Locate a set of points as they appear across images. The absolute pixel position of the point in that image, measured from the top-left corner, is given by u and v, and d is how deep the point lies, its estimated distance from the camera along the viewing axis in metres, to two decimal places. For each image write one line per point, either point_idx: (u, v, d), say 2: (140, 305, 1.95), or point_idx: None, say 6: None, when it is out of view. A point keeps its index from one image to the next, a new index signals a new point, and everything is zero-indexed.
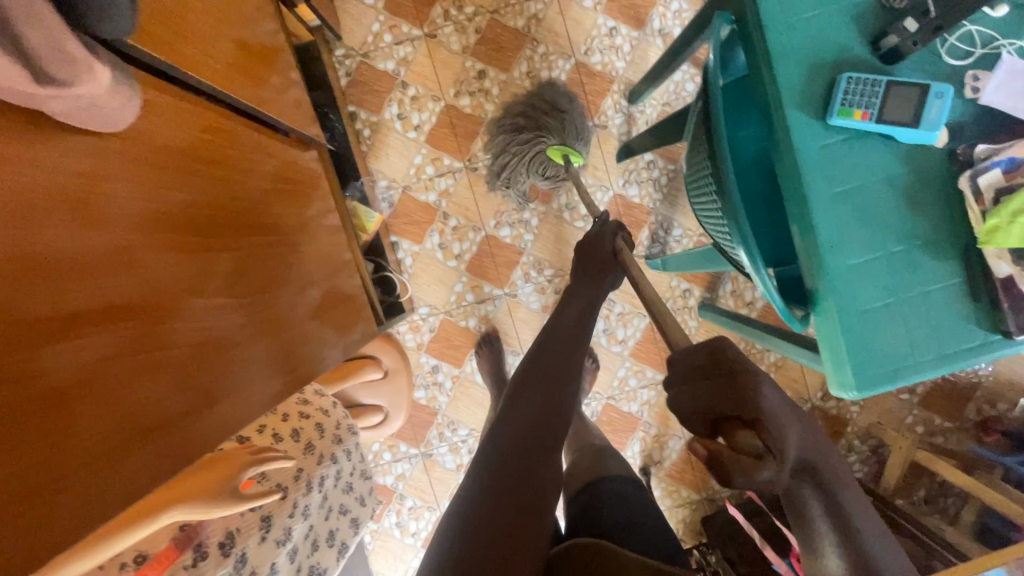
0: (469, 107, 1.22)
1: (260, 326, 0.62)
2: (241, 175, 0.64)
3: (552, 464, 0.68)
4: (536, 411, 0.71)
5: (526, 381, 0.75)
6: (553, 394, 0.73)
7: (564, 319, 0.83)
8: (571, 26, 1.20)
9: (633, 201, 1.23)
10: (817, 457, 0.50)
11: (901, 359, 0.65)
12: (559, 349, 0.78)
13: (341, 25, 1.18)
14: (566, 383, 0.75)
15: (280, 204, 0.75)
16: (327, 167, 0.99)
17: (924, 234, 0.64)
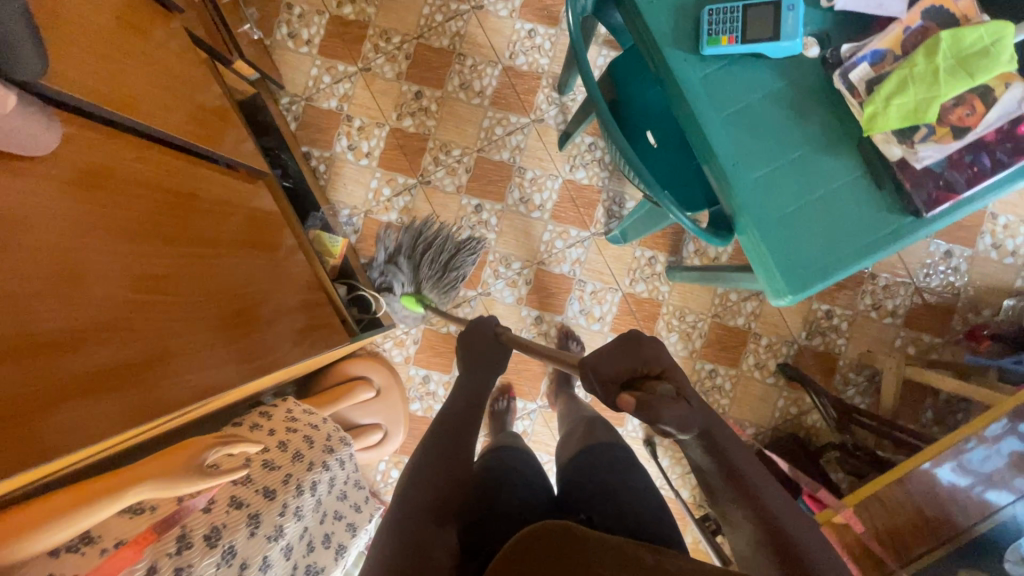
0: (413, 127, 1.29)
1: (230, 359, 0.71)
2: (210, 228, 0.74)
3: (446, 531, 0.66)
4: (435, 474, 0.71)
5: (429, 437, 0.77)
6: (453, 454, 0.74)
7: (463, 383, 0.86)
8: (493, 36, 1.28)
9: (583, 183, 1.29)
10: (714, 428, 0.59)
11: (821, 259, 0.68)
12: (457, 414, 0.81)
13: (282, 76, 1.27)
14: (464, 440, 0.77)
15: (252, 244, 0.84)
16: (282, 203, 1.05)
17: (817, 137, 0.68)
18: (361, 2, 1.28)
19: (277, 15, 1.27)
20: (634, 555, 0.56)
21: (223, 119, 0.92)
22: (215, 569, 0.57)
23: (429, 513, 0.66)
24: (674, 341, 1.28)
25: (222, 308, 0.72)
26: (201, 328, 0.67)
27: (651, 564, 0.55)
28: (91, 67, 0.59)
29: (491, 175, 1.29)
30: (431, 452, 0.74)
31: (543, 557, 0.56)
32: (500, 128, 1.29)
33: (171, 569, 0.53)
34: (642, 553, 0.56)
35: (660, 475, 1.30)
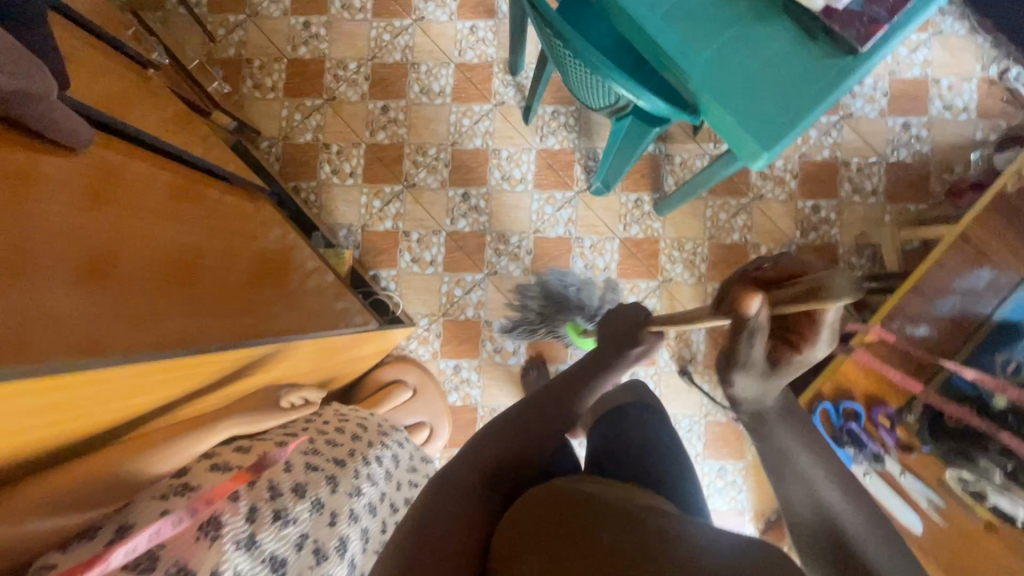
0: (387, 138, 1.37)
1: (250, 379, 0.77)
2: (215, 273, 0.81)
3: (491, 498, 0.62)
4: (510, 445, 0.67)
5: (521, 408, 0.71)
6: (531, 425, 0.69)
7: (591, 360, 0.81)
8: (439, 40, 1.38)
9: (555, 148, 1.36)
10: (767, 413, 0.63)
11: (783, 114, 0.74)
12: (566, 386, 0.76)
13: (257, 123, 1.37)
14: (559, 411, 0.72)
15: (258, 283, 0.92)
16: (297, 246, 1.19)
17: (746, 11, 0.76)
18: (313, 41, 1.39)
19: (241, 71, 1.38)
20: (637, 518, 0.54)
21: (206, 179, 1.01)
22: (309, 515, 0.59)
23: (483, 480, 0.63)
24: (680, 271, 1.33)
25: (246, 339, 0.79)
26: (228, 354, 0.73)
27: (651, 527, 0.52)
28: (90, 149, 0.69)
29: (470, 164, 1.36)
30: (511, 417, 0.70)
31: (539, 513, 0.57)
32: (467, 119, 1.37)
33: (270, 510, 0.55)
34: (645, 517, 0.54)
35: (704, 404, 1.31)
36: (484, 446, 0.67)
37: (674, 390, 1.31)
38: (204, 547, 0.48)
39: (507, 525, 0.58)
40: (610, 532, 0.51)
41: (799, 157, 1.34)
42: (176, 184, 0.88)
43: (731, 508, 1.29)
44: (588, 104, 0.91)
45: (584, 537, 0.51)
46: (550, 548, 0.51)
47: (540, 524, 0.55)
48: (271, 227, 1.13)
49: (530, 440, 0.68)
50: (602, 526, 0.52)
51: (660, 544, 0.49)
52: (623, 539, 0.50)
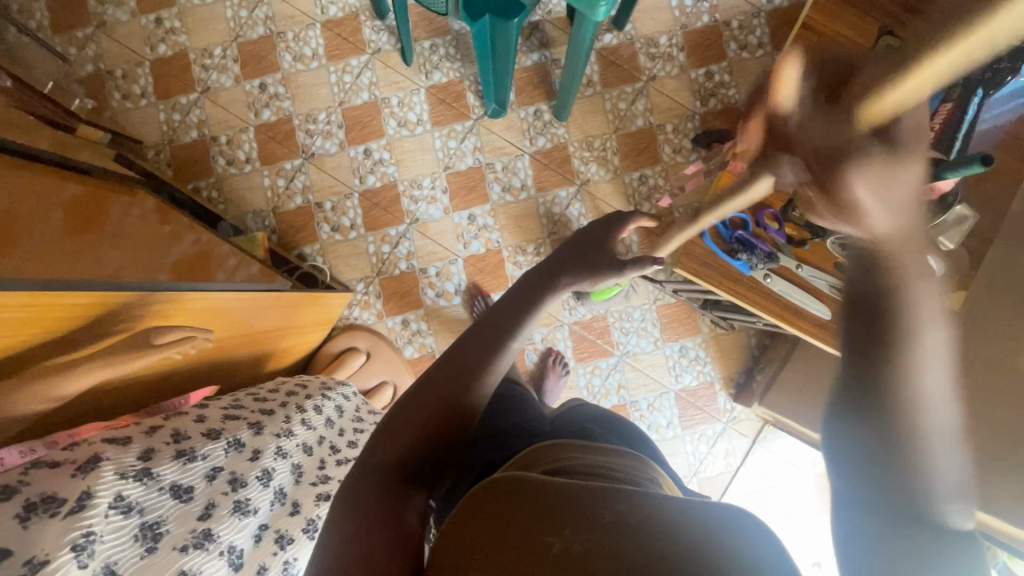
0: (273, 115, 1.34)
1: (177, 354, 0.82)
2: (119, 274, 0.89)
3: (412, 493, 0.52)
4: (426, 436, 0.54)
5: (420, 387, 0.57)
6: (434, 403, 0.55)
7: (512, 298, 0.64)
8: (299, 4, 1.34)
9: (443, 82, 1.34)
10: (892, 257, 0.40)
11: None
12: (501, 326, 0.61)
13: (138, 133, 1.33)
14: (470, 377, 0.57)
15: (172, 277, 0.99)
16: (212, 242, 1.17)
17: None
18: (170, 36, 1.34)
19: (105, 85, 1.33)
20: (592, 507, 0.43)
21: (98, 205, 1.01)
22: (224, 452, 0.66)
23: (385, 488, 0.51)
24: (595, 169, 1.33)
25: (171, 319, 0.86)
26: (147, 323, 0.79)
27: (608, 520, 0.42)
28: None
29: (363, 119, 1.34)
30: (406, 402, 0.56)
31: (495, 510, 0.46)
32: (348, 76, 1.34)
33: (172, 450, 0.62)
34: (598, 506, 0.43)
35: (652, 290, 1.32)
36: (400, 434, 0.54)
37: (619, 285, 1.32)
38: (78, 478, 0.53)
39: (449, 531, 0.47)
40: (564, 534, 0.42)
41: (681, 28, 1.34)
42: (66, 200, 0.95)
43: (701, 383, 1.31)
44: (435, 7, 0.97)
45: (533, 545, 0.42)
46: (502, 554, 0.42)
47: (489, 527, 0.45)
48: (169, 229, 1.12)
49: (435, 420, 0.55)
50: (555, 528, 0.42)
51: (626, 544, 0.40)
52: (579, 543, 0.41)
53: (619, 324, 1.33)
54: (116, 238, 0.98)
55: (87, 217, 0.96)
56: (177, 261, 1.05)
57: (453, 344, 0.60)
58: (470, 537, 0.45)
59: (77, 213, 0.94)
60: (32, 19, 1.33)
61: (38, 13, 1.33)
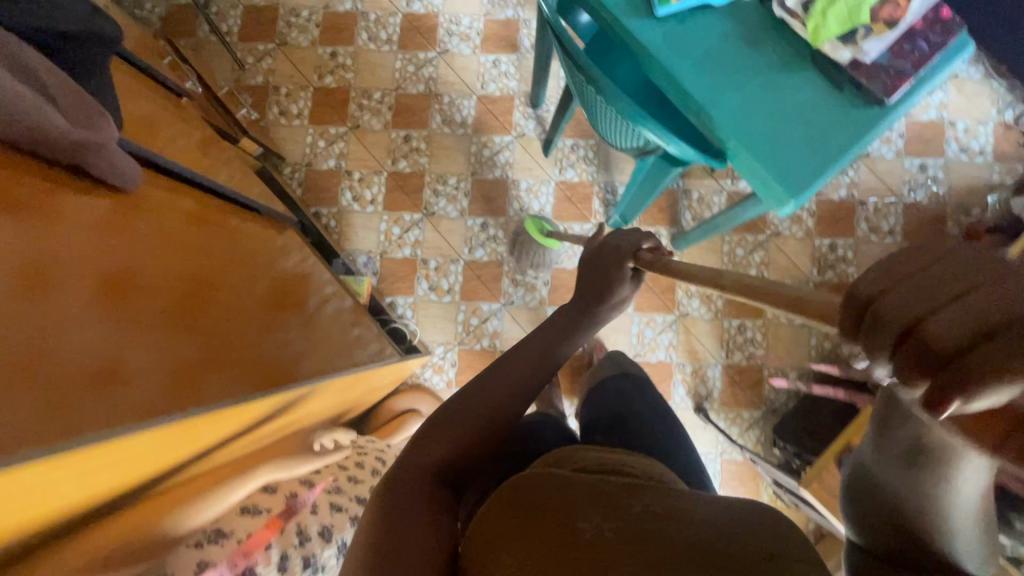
0: (408, 167, 1.39)
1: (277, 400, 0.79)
2: (235, 296, 0.85)
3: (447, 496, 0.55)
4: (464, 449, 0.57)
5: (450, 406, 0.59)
6: (470, 417, 0.57)
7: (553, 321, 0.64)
8: (462, 73, 1.42)
9: (574, 181, 1.38)
10: None
11: (811, 162, 0.75)
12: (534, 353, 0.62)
13: (282, 149, 1.40)
14: (507, 397, 0.59)
15: (278, 299, 0.97)
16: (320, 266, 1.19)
17: (777, 61, 0.77)
18: (339, 70, 1.42)
19: (268, 98, 1.42)
20: (622, 500, 0.46)
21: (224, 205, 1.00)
22: (334, 559, 0.74)
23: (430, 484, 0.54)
24: (697, 306, 1.34)
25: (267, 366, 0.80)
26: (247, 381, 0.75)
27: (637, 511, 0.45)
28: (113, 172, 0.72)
29: (489, 194, 1.38)
30: (448, 410, 0.58)
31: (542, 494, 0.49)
32: (487, 150, 1.39)
33: (301, 558, 0.69)
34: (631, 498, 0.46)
35: (721, 439, 1.30)
36: (442, 436, 0.56)
37: (690, 426, 1.31)
38: None
39: (481, 527, 0.49)
40: (594, 522, 0.44)
41: (816, 195, 1.35)
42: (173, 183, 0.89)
43: None
44: (608, 136, 0.94)
45: (563, 531, 0.43)
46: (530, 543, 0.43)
47: (515, 516, 0.47)
48: (295, 249, 1.15)
49: (475, 432, 0.58)
50: (584, 516, 0.44)
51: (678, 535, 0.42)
52: (610, 533, 0.42)
53: None
54: (235, 244, 0.95)
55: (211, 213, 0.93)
56: (283, 282, 1.02)
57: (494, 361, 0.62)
58: (500, 531, 0.47)
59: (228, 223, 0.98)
60: (225, 22, 1.44)
61: (231, 19, 1.44)
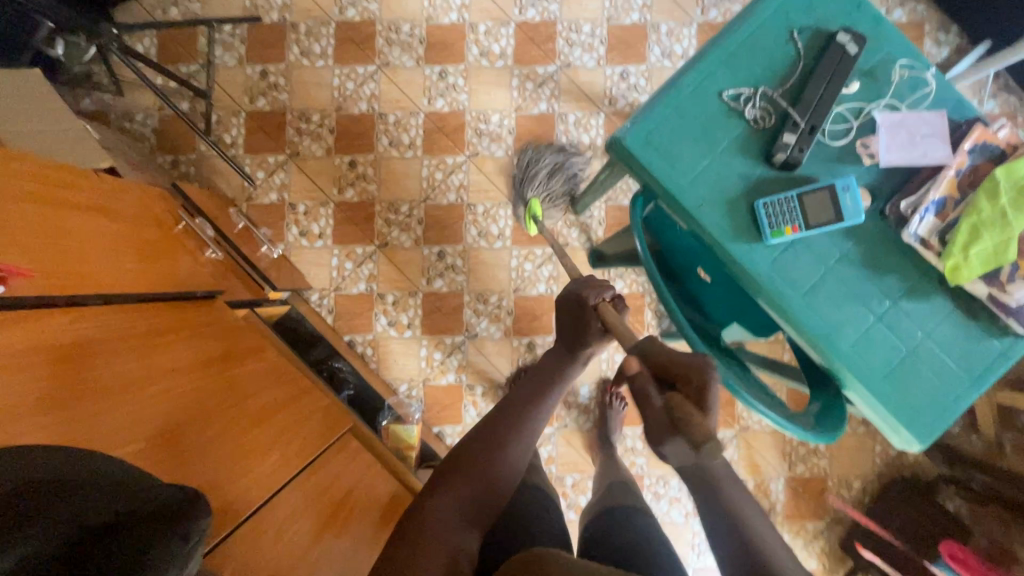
0: (445, 286, 1.30)
1: (344, 551, 0.77)
2: (270, 438, 0.78)
3: (470, 537, 0.68)
4: (460, 497, 0.70)
5: (454, 451, 0.75)
6: (486, 450, 0.74)
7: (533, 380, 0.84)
8: (495, 178, 1.30)
9: (624, 292, 1.29)
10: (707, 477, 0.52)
11: (938, 399, 0.68)
12: (528, 399, 0.82)
13: (307, 275, 1.30)
14: (508, 440, 0.76)
15: (310, 418, 0.92)
16: (366, 438, 1.06)
17: (899, 287, 0.68)
18: (360, 181, 1.31)
19: (285, 218, 1.30)
20: None
21: (255, 350, 0.92)
22: None
23: (469, 506, 0.70)
24: (758, 418, 1.29)
25: (325, 513, 0.78)
26: (316, 542, 0.73)
27: None
28: (114, 361, 0.61)
29: (534, 312, 1.29)
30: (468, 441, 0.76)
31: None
32: (529, 263, 1.30)
33: None
34: None
35: None
36: (466, 462, 0.73)
37: None
38: None
39: None
40: None
41: None
42: (186, 317, 0.81)
43: None
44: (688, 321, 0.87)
45: None
46: None
47: None
48: (332, 394, 1.07)
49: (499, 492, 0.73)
50: None
51: None
52: None
53: None
54: (267, 376, 0.89)
55: (233, 355, 0.84)
56: (303, 392, 0.96)
57: (497, 408, 0.81)
58: None
59: (267, 356, 0.94)
60: (228, 133, 1.31)
61: (235, 129, 1.31)
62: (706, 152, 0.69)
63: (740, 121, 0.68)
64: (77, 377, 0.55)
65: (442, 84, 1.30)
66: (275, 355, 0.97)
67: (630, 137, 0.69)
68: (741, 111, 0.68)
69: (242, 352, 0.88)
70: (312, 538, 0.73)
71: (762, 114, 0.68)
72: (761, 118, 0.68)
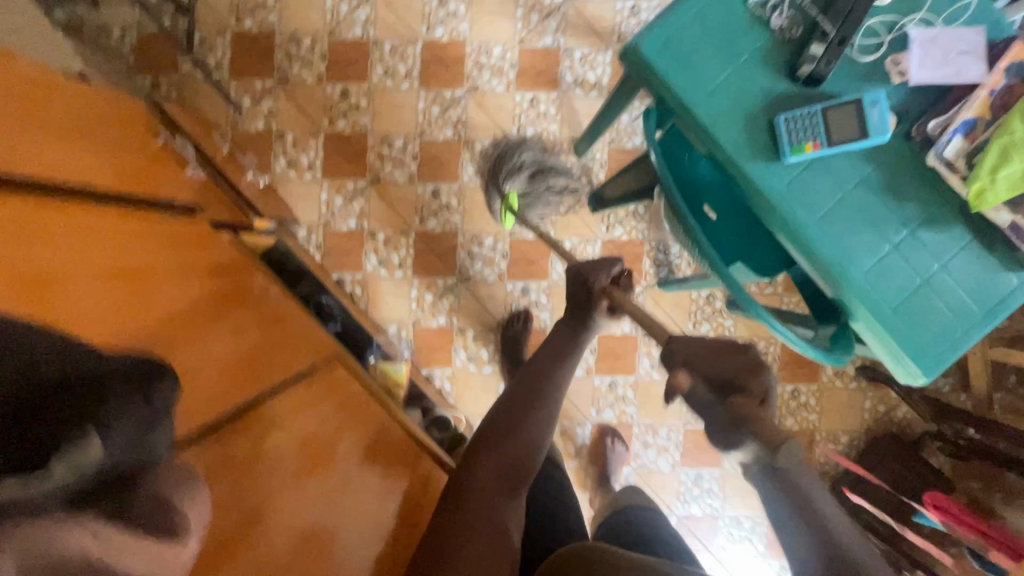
0: (438, 226, 1.25)
1: (322, 483, 0.71)
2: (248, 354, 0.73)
3: (511, 509, 0.71)
4: (492, 471, 0.72)
5: (479, 430, 0.77)
6: (506, 427, 0.76)
7: (537, 366, 0.82)
8: (495, 115, 1.24)
9: (622, 239, 1.26)
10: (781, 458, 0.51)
11: (950, 332, 0.66)
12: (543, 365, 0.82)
13: (294, 209, 1.25)
14: (527, 416, 0.77)
15: (296, 343, 0.88)
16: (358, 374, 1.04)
17: (917, 215, 0.65)
18: (352, 113, 1.24)
19: (272, 148, 1.24)
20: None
21: (239, 269, 0.87)
22: None
23: (503, 482, 0.72)
24: None
25: (305, 438, 0.74)
26: (289, 466, 0.68)
27: None
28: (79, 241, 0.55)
29: (530, 256, 1.26)
30: (491, 419, 0.78)
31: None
32: None
33: None
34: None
35: None
36: (492, 438, 0.75)
37: (737, 491, 1.28)
38: None
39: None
40: None
41: None
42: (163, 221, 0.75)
43: None
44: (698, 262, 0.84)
45: None
46: None
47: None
48: (319, 326, 1.01)
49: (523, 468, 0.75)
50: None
51: None
52: None
53: (728, 531, 1.28)
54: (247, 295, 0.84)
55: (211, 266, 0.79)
56: (284, 318, 0.91)
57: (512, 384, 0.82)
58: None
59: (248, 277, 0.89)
60: (212, 55, 1.23)
61: (220, 51, 1.23)
62: (727, 61, 0.64)
63: (766, 30, 0.64)
64: (43, 246, 0.49)
65: (442, 11, 1.23)
66: (261, 279, 0.93)
67: (646, 42, 0.64)
68: (767, 20, 0.64)
69: (223, 268, 0.83)
70: (286, 464, 0.67)
71: (789, 24, 0.64)
72: (788, 27, 0.64)
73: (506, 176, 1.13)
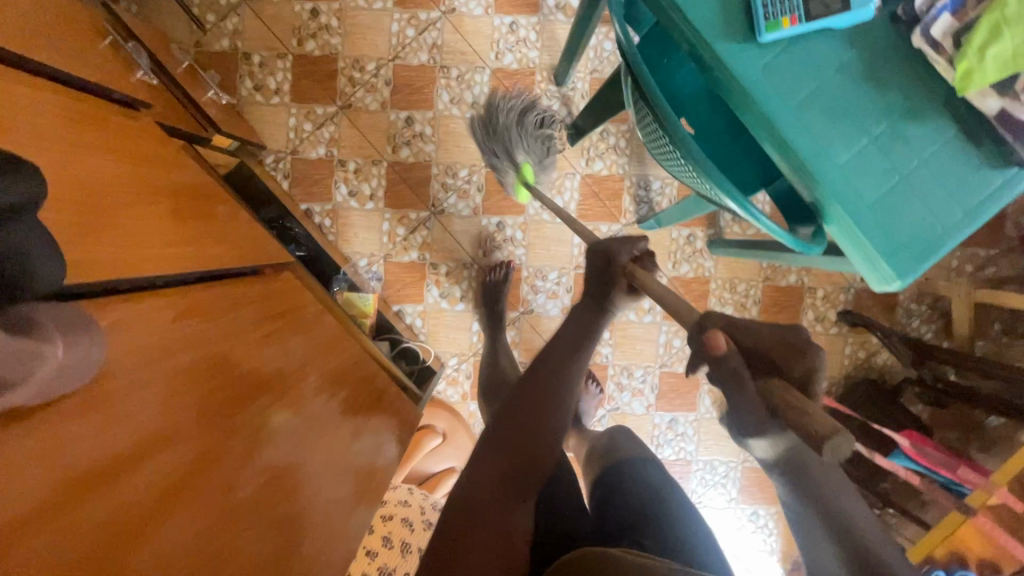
0: (411, 156, 1.20)
1: (270, 382, 0.67)
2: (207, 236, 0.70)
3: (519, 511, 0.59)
4: (504, 470, 0.59)
5: (499, 406, 0.62)
6: (529, 411, 0.61)
7: (557, 345, 0.65)
8: (472, 40, 1.19)
9: (602, 174, 1.22)
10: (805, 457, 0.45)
11: (931, 232, 0.62)
12: (570, 348, 0.65)
13: (261, 134, 1.19)
14: (550, 404, 0.62)
15: (255, 250, 0.85)
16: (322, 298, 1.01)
17: (899, 105, 0.61)
18: (323, 33, 1.18)
19: (238, 69, 1.18)
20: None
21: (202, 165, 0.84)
22: None
23: (514, 482, 0.59)
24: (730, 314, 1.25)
25: (257, 334, 0.70)
26: (235, 359, 0.63)
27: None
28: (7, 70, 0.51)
29: None
30: (510, 397, 0.62)
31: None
32: None
33: None
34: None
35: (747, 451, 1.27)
36: (507, 421, 0.61)
37: (713, 436, 1.26)
38: None
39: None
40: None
41: None
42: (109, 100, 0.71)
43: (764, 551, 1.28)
44: (677, 175, 0.80)
45: None
46: None
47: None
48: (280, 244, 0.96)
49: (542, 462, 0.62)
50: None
51: None
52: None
53: (701, 475, 1.27)
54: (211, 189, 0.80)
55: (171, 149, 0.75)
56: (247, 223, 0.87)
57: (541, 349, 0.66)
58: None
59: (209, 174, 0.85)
60: None
61: None
62: None
63: None
64: None
65: None
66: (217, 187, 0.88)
67: None
68: None
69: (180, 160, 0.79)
70: (233, 355, 0.63)
71: None
72: None
73: (518, 148, 1.04)
